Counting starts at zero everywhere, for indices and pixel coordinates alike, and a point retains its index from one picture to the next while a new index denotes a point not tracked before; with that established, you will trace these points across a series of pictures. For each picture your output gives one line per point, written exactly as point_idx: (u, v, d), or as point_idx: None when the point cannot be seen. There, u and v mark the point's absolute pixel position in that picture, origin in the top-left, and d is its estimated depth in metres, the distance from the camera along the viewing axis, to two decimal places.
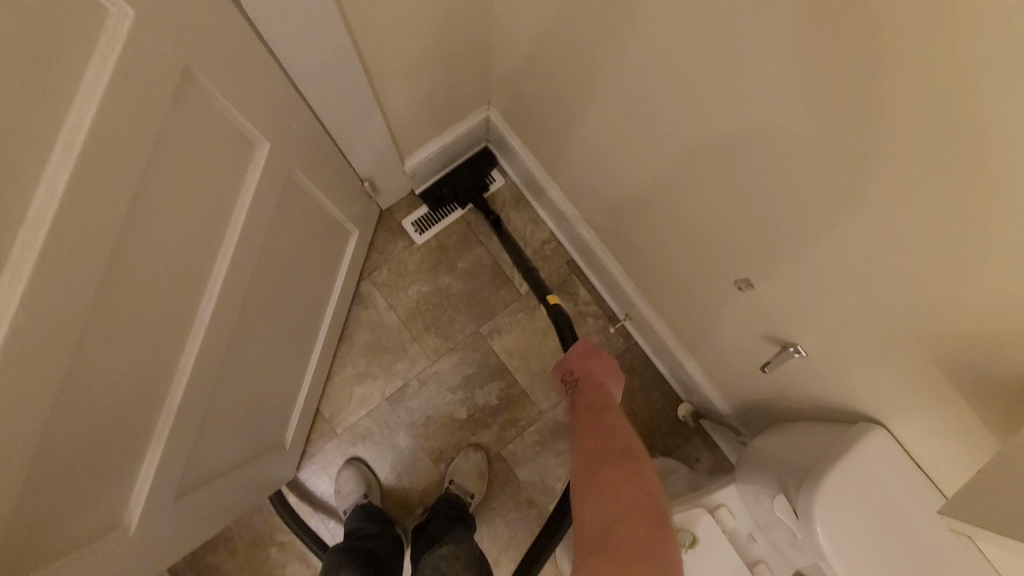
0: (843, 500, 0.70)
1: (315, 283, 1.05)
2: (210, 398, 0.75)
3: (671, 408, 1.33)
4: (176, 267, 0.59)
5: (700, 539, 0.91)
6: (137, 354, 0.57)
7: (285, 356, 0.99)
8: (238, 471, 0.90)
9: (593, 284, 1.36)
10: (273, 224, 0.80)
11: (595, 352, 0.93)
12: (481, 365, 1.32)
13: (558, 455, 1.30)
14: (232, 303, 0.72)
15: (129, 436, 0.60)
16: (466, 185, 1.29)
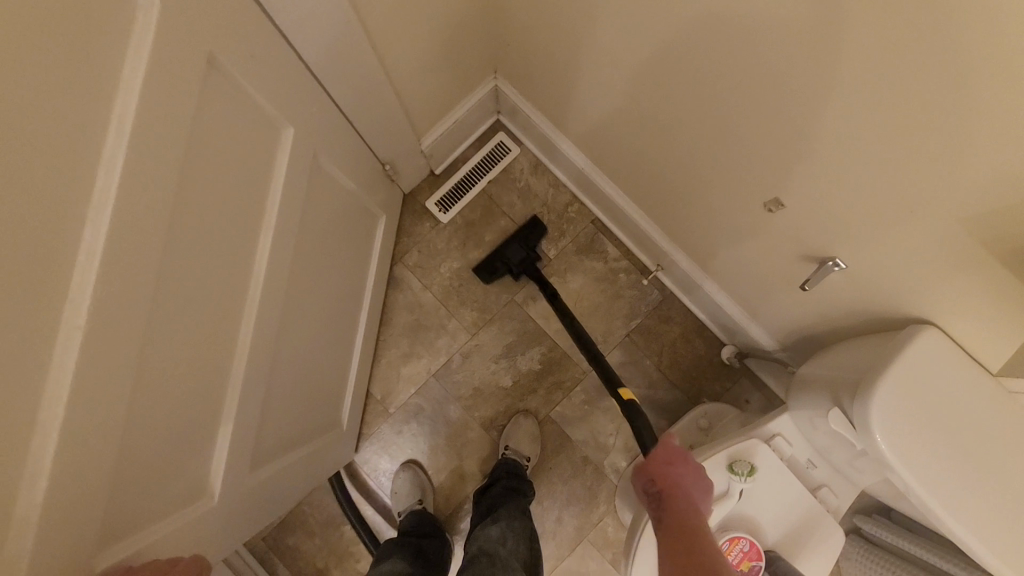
0: (901, 405, 0.69)
1: (352, 268, 1.09)
2: (270, 378, 0.80)
3: (714, 353, 1.33)
4: (224, 250, 0.64)
5: (757, 467, 0.90)
6: (202, 333, 0.62)
7: (333, 339, 1.04)
8: (303, 448, 0.96)
9: (621, 239, 1.35)
10: (307, 208, 0.84)
11: (682, 457, 0.81)
12: (521, 334, 1.34)
13: (606, 412, 1.32)
14: (278, 285, 0.77)
15: (205, 412, 0.65)
16: (519, 256, 1.26)
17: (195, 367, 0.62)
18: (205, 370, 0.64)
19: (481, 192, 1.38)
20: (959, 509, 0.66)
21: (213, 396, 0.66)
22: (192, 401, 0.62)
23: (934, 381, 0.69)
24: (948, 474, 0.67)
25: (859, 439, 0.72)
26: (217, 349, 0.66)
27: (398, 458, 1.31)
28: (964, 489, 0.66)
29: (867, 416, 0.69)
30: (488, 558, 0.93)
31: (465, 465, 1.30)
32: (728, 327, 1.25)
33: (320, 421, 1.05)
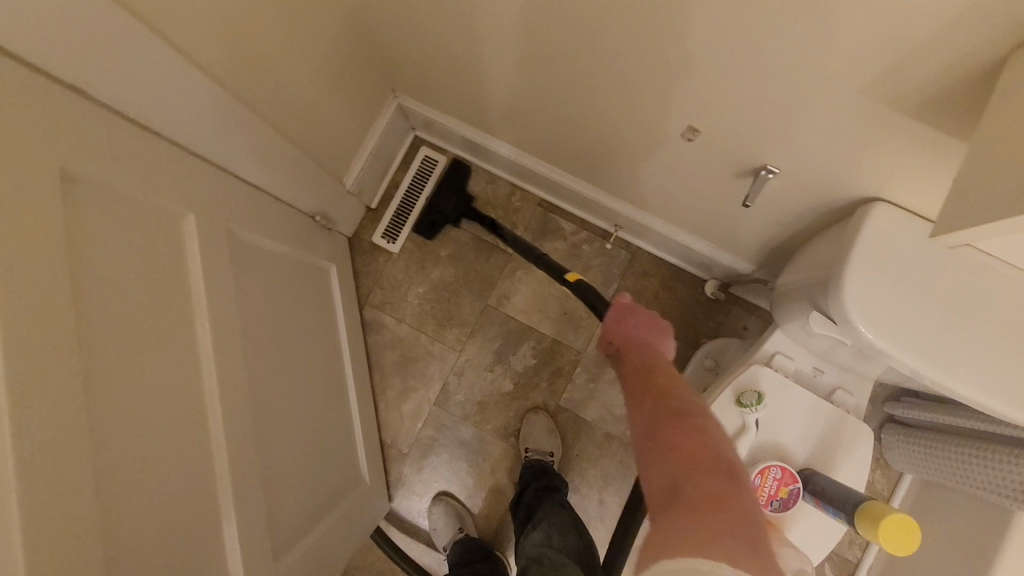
0: (873, 284, 0.67)
1: (316, 327, 1.07)
2: (261, 464, 0.78)
3: (698, 291, 1.31)
4: (157, 359, 0.62)
5: (766, 392, 0.88)
6: (162, 447, 0.60)
7: (320, 402, 1.02)
8: (323, 520, 0.94)
9: (572, 212, 1.33)
10: (242, 287, 0.81)
11: (631, 311, 0.81)
12: (506, 334, 1.32)
13: (614, 382, 1.30)
14: (234, 371, 0.74)
15: (195, 521, 0.63)
16: (452, 202, 1.27)
17: (168, 483, 0.60)
18: (181, 484, 0.62)
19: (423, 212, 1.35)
20: (956, 371, 0.63)
21: (200, 504, 0.64)
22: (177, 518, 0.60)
23: (889, 248, 0.67)
24: (937, 340, 0.64)
25: (846, 334, 0.70)
26: (188, 456, 0.63)
27: (430, 495, 1.28)
28: (953, 350, 0.64)
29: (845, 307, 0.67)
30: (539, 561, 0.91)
31: (496, 479, 1.29)
32: (700, 262, 1.23)
33: (337, 485, 1.02)
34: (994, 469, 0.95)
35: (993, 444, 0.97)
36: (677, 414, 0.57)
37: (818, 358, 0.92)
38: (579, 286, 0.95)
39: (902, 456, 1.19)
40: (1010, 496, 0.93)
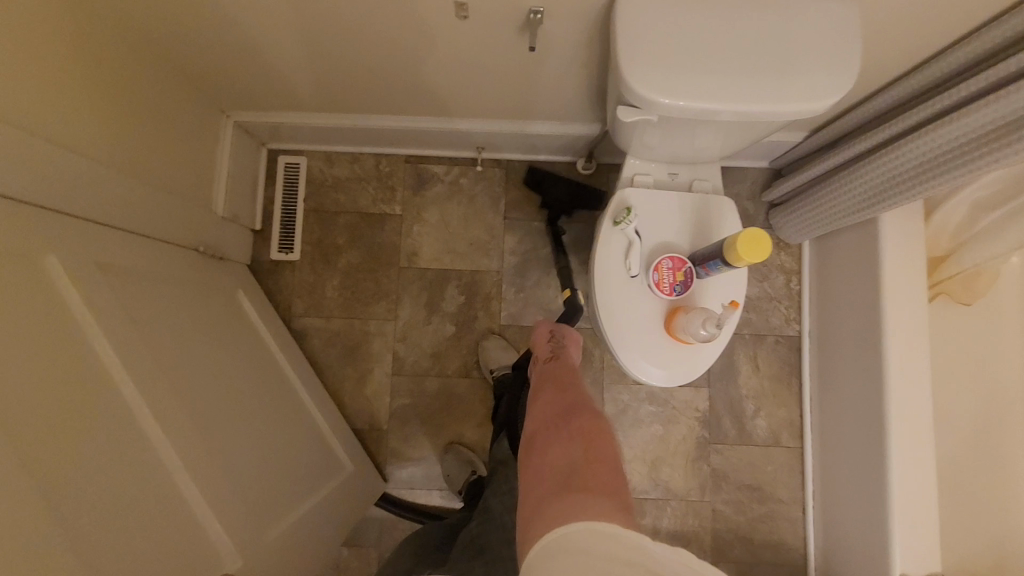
0: (661, 68, 0.78)
1: (242, 344, 1.10)
2: (223, 460, 0.81)
3: (575, 174, 1.42)
4: (65, 379, 0.64)
5: (636, 204, 0.98)
6: (100, 459, 0.63)
7: (272, 404, 1.05)
8: (312, 500, 0.98)
9: (437, 155, 1.41)
10: (138, 315, 0.84)
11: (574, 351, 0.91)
12: (428, 286, 1.38)
13: (539, 284, 1.39)
14: (158, 384, 0.77)
15: (158, 516, 0.67)
16: (564, 192, 1.32)
17: (117, 493, 0.63)
18: (132, 485, 0.65)
19: (305, 213, 1.40)
20: (769, 101, 0.78)
21: (160, 498, 0.68)
22: (136, 513, 0.64)
23: (655, 31, 0.77)
24: (738, 84, 0.77)
25: (650, 113, 0.82)
26: (132, 460, 0.67)
27: (422, 455, 1.33)
28: (754, 85, 0.77)
29: (651, 98, 0.78)
30: (506, 462, 0.96)
31: (474, 414, 1.35)
32: (561, 145, 1.33)
33: (320, 471, 1.06)
34: (858, 179, 1.07)
35: (879, 155, 1.02)
36: (587, 413, 0.64)
37: (668, 163, 1.04)
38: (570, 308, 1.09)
39: (791, 226, 1.32)
40: (914, 185, 0.96)
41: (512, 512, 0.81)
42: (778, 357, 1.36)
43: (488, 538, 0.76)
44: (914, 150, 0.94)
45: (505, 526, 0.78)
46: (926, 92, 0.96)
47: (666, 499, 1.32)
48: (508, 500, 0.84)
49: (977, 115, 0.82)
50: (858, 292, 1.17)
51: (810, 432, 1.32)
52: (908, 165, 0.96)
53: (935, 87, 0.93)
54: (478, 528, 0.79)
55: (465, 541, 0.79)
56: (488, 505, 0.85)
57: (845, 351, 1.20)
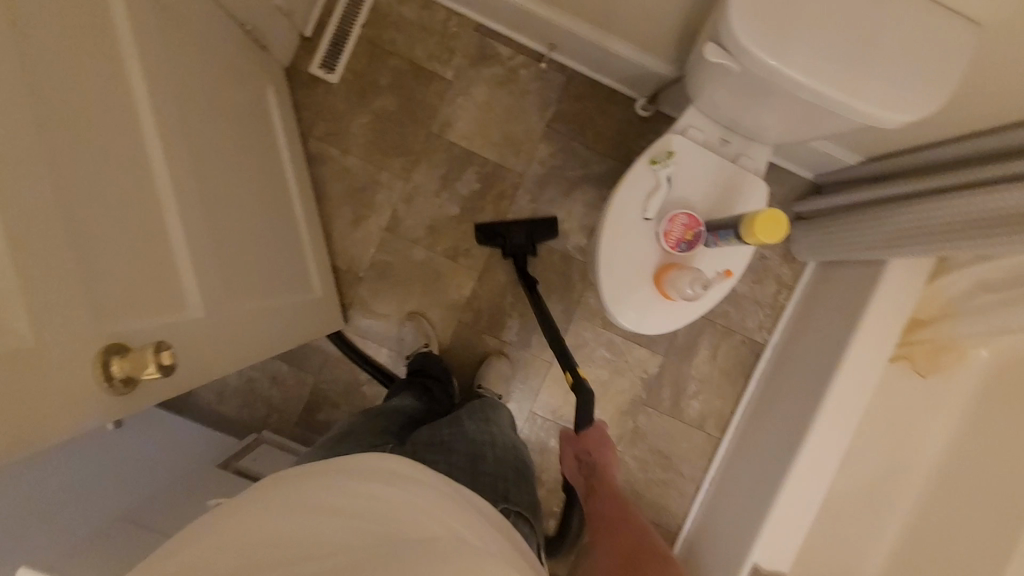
0: (771, 23, 0.75)
1: (258, 138, 1.09)
2: (212, 227, 0.83)
3: (630, 112, 1.39)
4: (96, 67, 0.62)
5: (678, 153, 0.98)
6: (117, 163, 0.63)
7: (267, 203, 1.06)
8: (281, 301, 1.03)
9: (508, 36, 1.36)
10: (173, 56, 0.82)
11: (605, 443, 1.18)
12: (450, 161, 1.37)
13: (553, 203, 1.39)
14: (176, 132, 0.77)
15: (153, 244, 0.68)
16: (524, 237, 1.31)
17: (126, 203, 0.64)
18: (134, 199, 0.65)
19: (359, 40, 1.34)
20: (864, 92, 0.77)
21: (155, 224, 0.69)
22: (135, 230, 0.65)
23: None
24: (841, 65, 0.76)
25: (736, 61, 0.80)
26: (136, 178, 0.67)
27: (385, 313, 1.38)
28: (856, 71, 0.76)
29: (750, 50, 0.76)
30: (487, 404, 1.06)
31: (447, 296, 1.39)
32: (630, 76, 1.30)
33: (291, 283, 1.09)
34: (883, 221, 1.10)
35: (910, 202, 1.04)
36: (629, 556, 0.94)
37: (724, 128, 1.03)
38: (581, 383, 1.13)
39: (805, 245, 1.34)
40: (926, 243, 1.00)
41: (481, 434, 0.90)
42: (737, 355, 1.42)
43: (456, 446, 0.83)
44: (943, 210, 0.97)
45: (474, 443, 0.85)
46: (963, 161, 1.00)
47: None
48: (477, 426, 0.91)
49: (988, 200, 0.89)
50: (831, 326, 1.23)
51: (734, 428, 1.41)
52: (914, 224, 1.03)
53: (974, 159, 0.98)
54: (448, 433, 0.85)
55: (431, 436, 0.85)
56: (459, 421, 0.92)
57: (797, 371, 1.27)
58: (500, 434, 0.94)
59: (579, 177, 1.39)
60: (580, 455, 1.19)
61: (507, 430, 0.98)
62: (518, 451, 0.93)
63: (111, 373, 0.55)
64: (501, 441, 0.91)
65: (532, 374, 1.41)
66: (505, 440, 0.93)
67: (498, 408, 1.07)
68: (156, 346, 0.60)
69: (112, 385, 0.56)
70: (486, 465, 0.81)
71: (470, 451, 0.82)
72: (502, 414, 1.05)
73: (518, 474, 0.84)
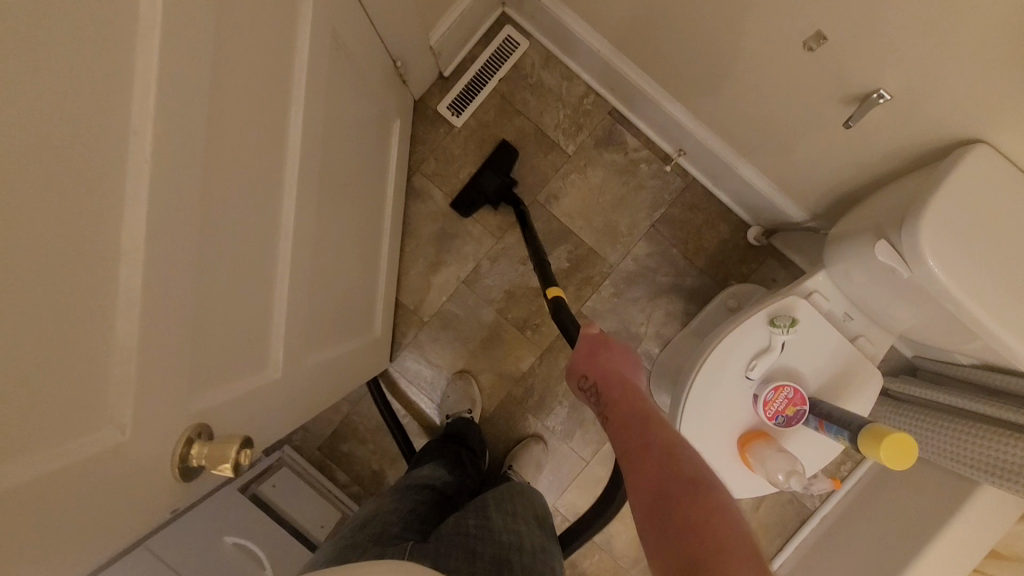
0: (962, 248, 0.70)
1: (373, 174, 1.07)
2: (312, 272, 0.80)
3: (740, 236, 1.34)
4: (264, 122, 0.59)
5: (800, 320, 0.91)
6: (254, 217, 0.60)
7: (362, 239, 1.04)
8: (346, 344, 1.00)
9: (640, 128, 1.33)
10: (333, 97, 0.80)
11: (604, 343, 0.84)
12: (546, 233, 1.33)
13: (637, 303, 1.34)
14: (310, 179, 0.74)
15: (256, 298, 0.64)
16: (495, 184, 1.26)
17: (246, 261, 0.60)
18: (255, 260, 0.62)
19: (493, 92, 1.33)
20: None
21: (264, 284, 0.65)
22: (244, 287, 0.61)
23: (971, 205, 0.71)
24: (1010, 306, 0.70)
25: (907, 269, 0.75)
26: (266, 230, 0.64)
27: (436, 363, 1.34)
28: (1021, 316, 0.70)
29: (933, 270, 0.70)
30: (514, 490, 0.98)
31: (503, 364, 1.34)
32: (754, 204, 1.25)
33: (355, 324, 1.05)
34: (949, 435, 1.07)
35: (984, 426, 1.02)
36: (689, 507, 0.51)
37: (851, 303, 0.97)
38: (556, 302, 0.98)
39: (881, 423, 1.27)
40: (998, 476, 0.98)
41: (508, 534, 0.83)
42: (779, 513, 1.34)
43: (482, 548, 0.77)
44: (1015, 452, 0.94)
45: (499, 546, 0.79)
46: (1005, 393, 1.04)
47: (602, 547, 1.33)
48: (503, 523, 0.85)
49: None
50: (895, 524, 1.13)
51: None
52: (941, 437, 1.09)
53: (1012, 396, 1.02)
54: (473, 530, 0.80)
55: (457, 530, 0.81)
56: (483, 512, 0.86)
57: (844, 559, 1.18)
58: (528, 533, 0.86)
59: (669, 284, 1.34)
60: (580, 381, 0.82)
61: (538, 528, 0.91)
62: (550, 560, 0.85)
63: (188, 462, 0.50)
64: (529, 545, 0.83)
65: (565, 468, 1.34)
66: (534, 542, 0.85)
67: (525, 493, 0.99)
68: (241, 442, 0.50)
69: (187, 472, 0.50)
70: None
71: (495, 558, 0.75)
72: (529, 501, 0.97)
73: None
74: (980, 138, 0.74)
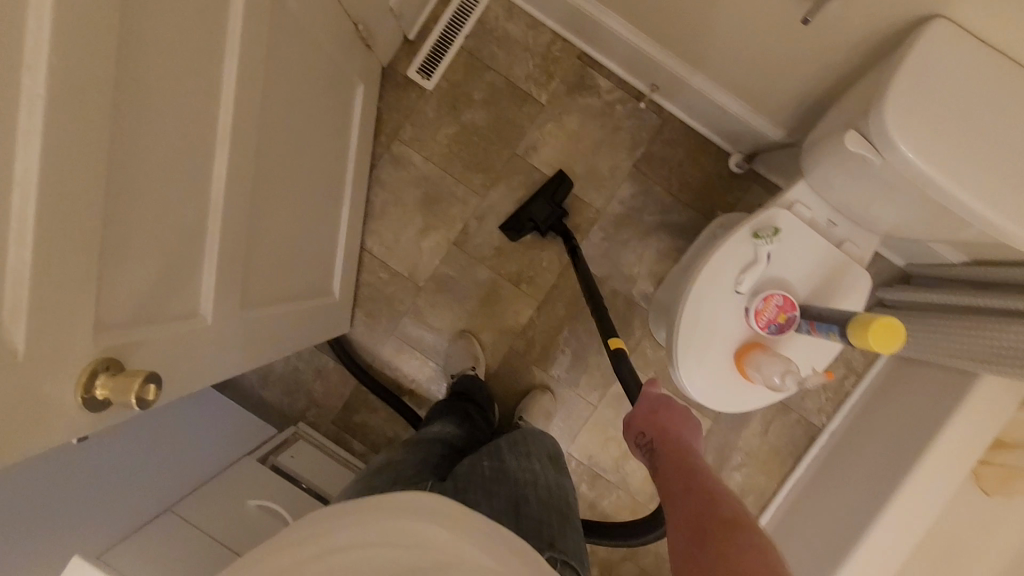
0: (927, 124, 0.71)
1: (331, 140, 1.07)
2: (247, 232, 0.80)
3: (722, 166, 1.34)
4: (188, 71, 0.60)
5: (782, 229, 0.92)
6: (177, 167, 0.61)
7: (314, 202, 1.04)
8: (292, 302, 1.01)
9: (611, 69, 1.32)
10: (275, 54, 0.79)
11: (662, 405, 0.86)
12: (529, 185, 1.34)
13: (626, 244, 1.35)
14: (249, 135, 0.74)
15: (183, 248, 0.65)
16: (545, 215, 1.26)
17: (169, 212, 0.62)
18: (175, 211, 0.62)
19: (461, 50, 1.32)
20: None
21: (190, 236, 0.66)
22: (169, 233, 0.62)
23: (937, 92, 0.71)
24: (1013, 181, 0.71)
25: (877, 154, 0.75)
26: (194, 180, 0.65)
27: (436, 327, 1.36)
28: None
29: (897, 148, 0.71)
30: (528, 435, 1.01)
31: (502, 320, 1.36)
32: (732, 131, 1.25)
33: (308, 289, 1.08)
34: (943, 332, 1.09)
35: (975, 318, 1.04)
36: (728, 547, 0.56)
37: (834, 209, 0.97)
38: (619, 356, 1.04)
39: None
40: (988, 362, 1.01)
41: (524, 473, 0.86)
42: (789, 434, 1.36)
43: (500, 488, 0.80)
44: (1005, 336, 0.97)
45: (515, 484, 0.82)
46: (1000, 285, 1.05)
47: (618, 486, 1.36)
48: (521, 465, 0.88)
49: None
50: (905, 426, 1.15)
51: (776, 509, 1.34)
52: (944, 337, 1.09)
53: (1001, 285, 1.04)
54: (489, 471, 0.84)
55: (473, 470, 0.84)
56: (499, 454, 0.89)
57: (854, 469, 1.20)
58: (544, 472, 0.90)
59: (657, 222, 1.35)
60: (636, 436, 0.85)
61: (554, 469, 0.94)
62: (566, 495, 0.88)
63: (91, 393, 0.52)
64: (545, 483, 0.87)
65: (574, 414, 1.36)
66: (550, 480, 0.89)
67: (539, 439, 1.01)
68: (147, 376, 0.54)
69: (85, 402, 0.52)
70: (530, 510, 0.78)
71: (511, 496, 0.80)
72: (544, 446, 1.00)
73: (563, 519, 0.81)
74: (941, 17, 0.73)
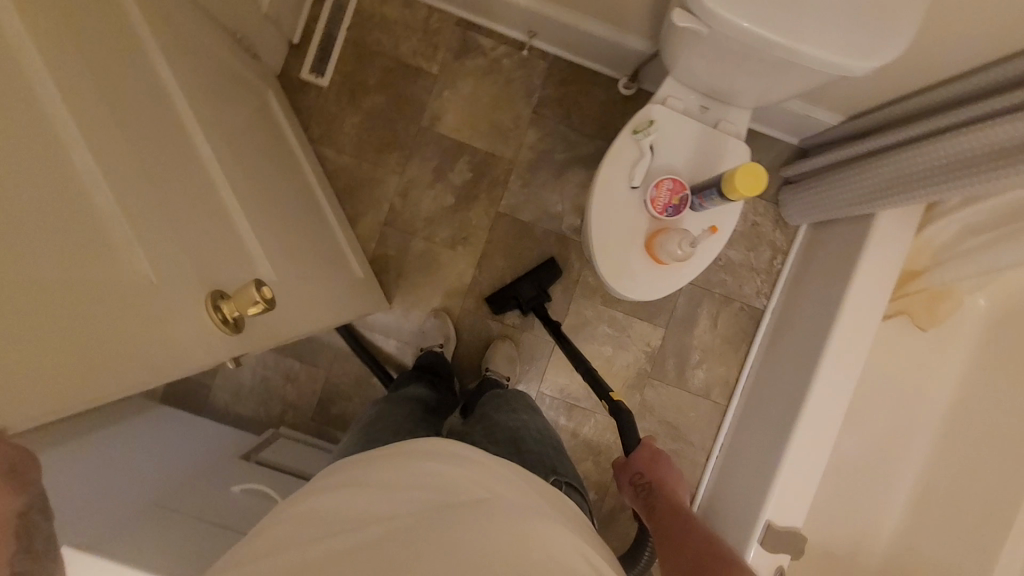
0: None
1: (277, 144, 1.13)
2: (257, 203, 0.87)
3: (613, 92, 1.42)
4: (139, 67, 0.65)
5: (657, 121, 1.01)
6: (174, 148, 0.67)
7: (298, 196, 1.10)
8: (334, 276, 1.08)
9: (489, 28, 1.40)
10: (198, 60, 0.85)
11: (660, 457, 0.99)
12: (442, 153, 1.41)
13: (544, 185, 1.42)
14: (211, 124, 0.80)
15: (215, 215, 0.72)
16: (530, 292, 1.33)
17: (188, 184, 0.68)
18: (190, 182, 0.69)
19: (346, 42, 1.39)
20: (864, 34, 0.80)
21: (212, 203, 0.72)
22: (198, 205, 0.68)
23: None
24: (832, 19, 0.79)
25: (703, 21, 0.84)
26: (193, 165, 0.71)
27: (393, 309, 1.42)
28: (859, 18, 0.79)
29: (713, 13, 0.80)
30: (507, 393, 1.05)
31: (448, 284, 1.42)
32: (611, 56, 1.33)
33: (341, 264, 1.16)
34: (846, 182, 1.18)
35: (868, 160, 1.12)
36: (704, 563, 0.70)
37: (702, 96, 1.06)
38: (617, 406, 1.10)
39: (793, 207, 1.37)
40: (881, 196, 1.09)
41: (511, 421, 0.90)
42: (737, 323, 1.44)
43: (500, 437, 0.84)
44: (893, 165, 1.05)
45: (511, 432, 0.86)
46: (885, 126, 1.14)
47: (594, 410, 1.43)
48: (505, 415, 0.92)
49: (912, 155, 1.00)
50: (831, 282, 1.23)
51: (740, 394, 1.42)
52: (847, 186, 1.17)
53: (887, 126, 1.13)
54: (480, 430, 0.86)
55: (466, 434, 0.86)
56: (488, 416, 0.91)
57: (796, 334, 1.28)
58: (531, 420, 0.94)
59: (567, 158, 1.42)
60: (634, 479, 0.98)
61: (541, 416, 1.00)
62: (554, 435, 0.94)
63: (225, 314, 0.64)
64: (535, 427, 0.92)
65: (537, 355, 1.43)
66: (540, 425, 0.94)
67: (520, 395, 1.05)
68: (256, 283, 0.65)
69: (226, 321, 0.65)
70: (530, 451, 0.83)
71: (509, 440, 0.84)
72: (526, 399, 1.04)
73: (560, 455, 0.87)
74: None
